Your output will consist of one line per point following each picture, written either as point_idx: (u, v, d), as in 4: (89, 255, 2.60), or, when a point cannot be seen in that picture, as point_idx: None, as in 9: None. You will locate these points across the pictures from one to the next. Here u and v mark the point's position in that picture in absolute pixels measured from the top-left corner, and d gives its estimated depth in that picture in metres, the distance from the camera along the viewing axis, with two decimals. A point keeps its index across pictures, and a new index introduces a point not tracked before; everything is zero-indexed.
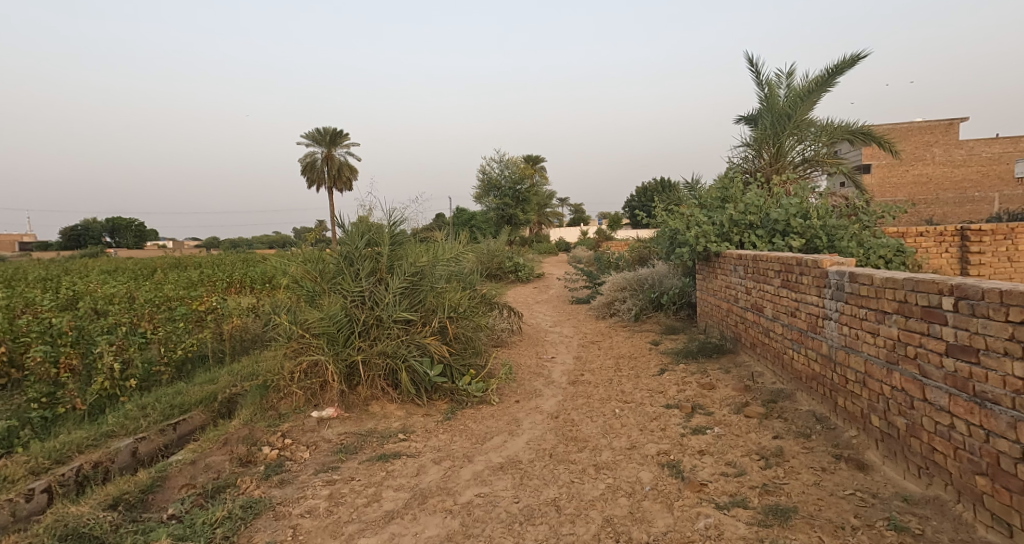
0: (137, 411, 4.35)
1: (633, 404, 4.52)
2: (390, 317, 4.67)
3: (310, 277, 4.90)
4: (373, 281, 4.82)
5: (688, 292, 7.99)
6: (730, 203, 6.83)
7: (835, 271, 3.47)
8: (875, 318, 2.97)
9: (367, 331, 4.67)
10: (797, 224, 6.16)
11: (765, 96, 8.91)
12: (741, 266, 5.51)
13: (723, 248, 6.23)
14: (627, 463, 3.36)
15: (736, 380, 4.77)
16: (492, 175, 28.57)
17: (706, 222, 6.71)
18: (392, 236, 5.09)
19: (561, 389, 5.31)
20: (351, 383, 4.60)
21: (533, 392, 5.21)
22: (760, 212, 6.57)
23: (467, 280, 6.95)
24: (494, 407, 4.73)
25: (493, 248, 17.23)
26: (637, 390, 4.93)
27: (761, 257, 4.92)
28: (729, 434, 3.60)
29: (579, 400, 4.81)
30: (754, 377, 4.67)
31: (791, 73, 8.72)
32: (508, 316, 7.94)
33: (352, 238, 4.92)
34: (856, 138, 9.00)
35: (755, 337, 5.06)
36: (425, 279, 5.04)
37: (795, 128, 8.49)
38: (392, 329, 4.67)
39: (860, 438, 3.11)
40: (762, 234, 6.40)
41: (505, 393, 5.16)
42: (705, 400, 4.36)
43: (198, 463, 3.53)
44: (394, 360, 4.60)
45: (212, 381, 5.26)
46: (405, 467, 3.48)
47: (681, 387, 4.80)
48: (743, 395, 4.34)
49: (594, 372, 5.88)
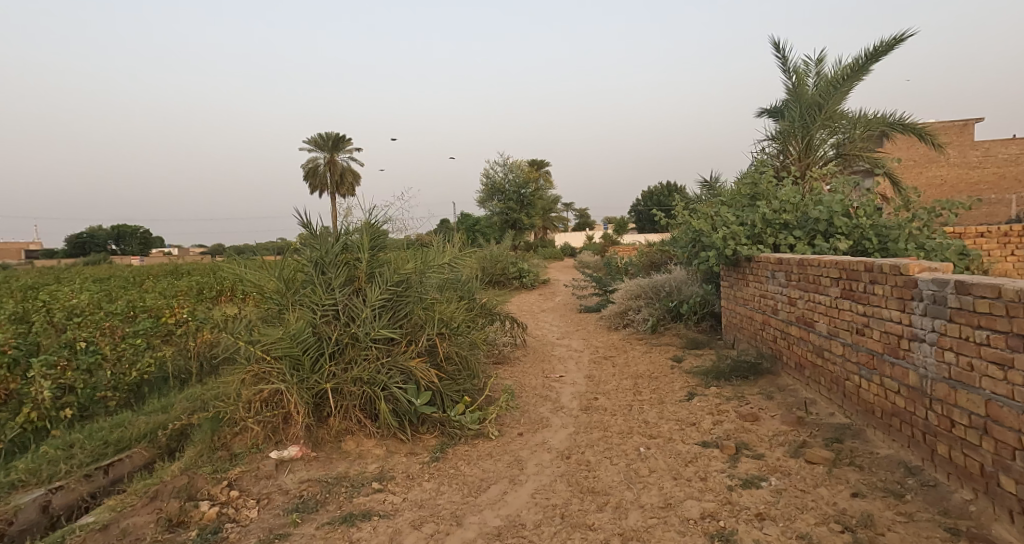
0: (60, 451, 3.60)
1: (661, 441, 3.73)
2: (368, 335, 3.91)
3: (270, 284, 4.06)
4: (348, 292, 4.06)
5: (710, 301, 7.27)
6: (762, 201, 6.05)
7: (929, 280, 2.68)
8: (1005, 345, 2.18)
9: (340, 353, 3.89)
10: (842, 223, 5.35)
11: (791, 85, 8.17)
12: (783, 272, 4.72)
13: (756, 252, 5.46)
14: (665, 530, 2.56)
15: (785, 410, 3.96)
16: (495, 179, 27.87)
17: (735, 222, 5.95)
18: (373, 240, 4.35)
19: (572, 418, 4.52)
20: (322, 415, 3.83)
21: (539, 422, 4.44)
22: (797, 210, 5.78)
23: (460, 288, 6.22)
24: (492, 443, 3.95)
25: (496, 253, 16.64)
26: (663, 421, 4.13)
27: (810, 262, 4.13)
28: (792, 489, 2.79)
29: (594, 435, 4.02)
30: (806, 408, 3.87)
31: (820, 59, 8.00)
32: (510, 329, 7.16)
33: (330, 240, 4.19)
34: (897, 131, 8.10)
35: (804, 357, 4.25)
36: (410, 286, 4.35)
37: (827, 120, 7.75)
38: (370, 349, 3.90)
39: (980, 505, 2.31)
40: (801, 235, 5.59)
41: (507, 423, 4.38)
42: (750, 437, 3.57)
43: (111, 528, 2.75)
44: (372, 387, 3.82)
45: (164, 409, 4.51)
46: (374, 534, 2.69)
47: (716, 418, 4.00)
48: (798, 432, 3.54)
49: (609, 396, 5.09)
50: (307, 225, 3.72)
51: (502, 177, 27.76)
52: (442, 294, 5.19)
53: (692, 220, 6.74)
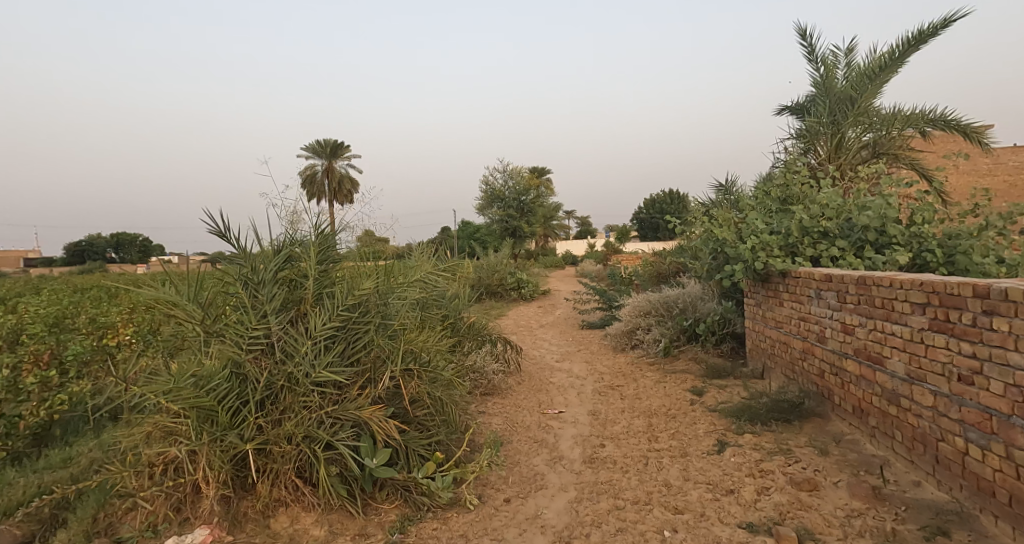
0: None
1: (691, 518, 2.82)
2: (307, 377, 3.01)
3: (174, 309, 3.02)
4: (285, 320, 3.16)
5: (732, 320, 6.44)
6: (796, 206, 5.17)
7: None
8: None
9: (271, 400, 2.99)
10: (898, 231, 4.46)
11: (819, 78, 7.35)
12: (833, 292, 3.82)
13: (793, 266, 4.58)
14: None
15: (850, 474, 3.05)
16: (495, 186, 27.01)
17: (765, 230, 5.07)
18: (321, 254, 3.47)
19: (574, 475, 3.62)
20: (245, 483, 2.92)
21: (531, 481, 3.53)
22: (839, 216, 4.89)
23: (436, 309, 5.32)
24: (469, 516, 3.04)
25: (491, 263, 15.77)
26: (690, 485, 3.23)
27: (876, 280, 3.23)
28: None
29: (602, 504, 3.12)
30: (880, 473, 2.95)
31: (851, 49, 7.18)
32: (501, 353, 6.24)
33: (262, 251, 3.28)
34: (938, 128, 7.22)
35: (868, 401, 3.34)
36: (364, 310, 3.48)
37: (860, 115, 6.89)
38: (311, 395, 3.00)
39: None
40: (846, 245, 4.70)
41: (490, 483, 3.47)
42: (812, 517, 2.66)
43: None
44: (310, 446, 2.91)
45: (63, 463, 3.60)
46: None
47: (761, 483, 3.08)
48: (878, 512, 2.62)
49: (618, 442, 4.18)
50: (220, 232, 2.81)
51: (502, 184, 26.95)
52: (412, 318, 4.30)
53: (711, 227, 5.86)
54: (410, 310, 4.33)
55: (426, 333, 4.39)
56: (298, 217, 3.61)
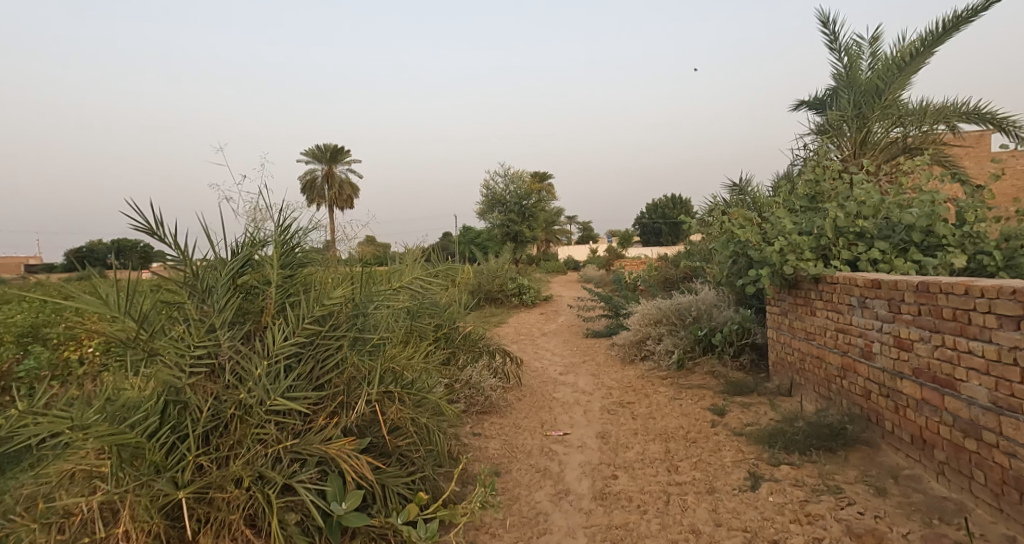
0: None
1: None
2: (260, 405, 2.47)
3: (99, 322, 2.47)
4: (237, 335, 2.64)
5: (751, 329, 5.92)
6: (826, 204, 4.66)
7: None
8: None
9: (217, 434, 2.45)
10: (947, 231, 3.93)
11: (841, 69, 6.86)
12: (883, 301, 3.29)
13: (828, 271, 4.06)
14: None
15: (919, 523, 2.51)
16: (495, 190, 26.54)
17: (792, 230, 4.55)
18: (282, 256, 2.97)
19: (582, 516, 3.08)
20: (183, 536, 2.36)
21: (533, 524, 3.00)
22: (877, 215, 4.37)
23: (416, 323, 4.78)
24: None
25: (491, 268, 15.30)
26: (723, 532, 2.69)
27: (943, 288, 2.70)
28: None
29: None
30: (960, 524, 2.40)
31: (877, 38, 6.69)
32: (493, 369, 5.68)
33: (213, 252, 2.76)
34: (970, 123, 6.70)
35: (933, 431, 2.80)
36: (334, 323, 2.96)
37: (887, 108, 6.39)
38: (265, 428, 2.46)
39: None
40: (886, 247, 4.18)
41: (484, 528, 2.94)
42: None
43: None
44: (264, 491, 2.37)
45: None
46: None
47: (811, 533, 2.55)
48: None
49: (633, 472, 3.65)
50: (150, 230, 2.29)
51: (503, 188, 26.48)
52: (394, 331, 3.78)
53: (729, 228, 5.34)
54: (393, 323, 3.82)
55: (411, 348, 3.87)
56: (257, 214, 3.10)
